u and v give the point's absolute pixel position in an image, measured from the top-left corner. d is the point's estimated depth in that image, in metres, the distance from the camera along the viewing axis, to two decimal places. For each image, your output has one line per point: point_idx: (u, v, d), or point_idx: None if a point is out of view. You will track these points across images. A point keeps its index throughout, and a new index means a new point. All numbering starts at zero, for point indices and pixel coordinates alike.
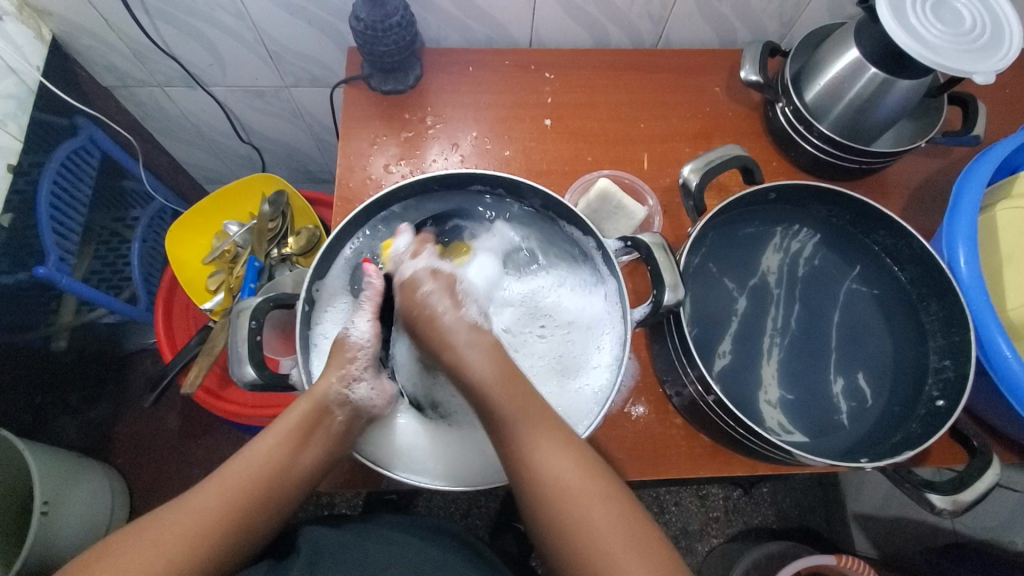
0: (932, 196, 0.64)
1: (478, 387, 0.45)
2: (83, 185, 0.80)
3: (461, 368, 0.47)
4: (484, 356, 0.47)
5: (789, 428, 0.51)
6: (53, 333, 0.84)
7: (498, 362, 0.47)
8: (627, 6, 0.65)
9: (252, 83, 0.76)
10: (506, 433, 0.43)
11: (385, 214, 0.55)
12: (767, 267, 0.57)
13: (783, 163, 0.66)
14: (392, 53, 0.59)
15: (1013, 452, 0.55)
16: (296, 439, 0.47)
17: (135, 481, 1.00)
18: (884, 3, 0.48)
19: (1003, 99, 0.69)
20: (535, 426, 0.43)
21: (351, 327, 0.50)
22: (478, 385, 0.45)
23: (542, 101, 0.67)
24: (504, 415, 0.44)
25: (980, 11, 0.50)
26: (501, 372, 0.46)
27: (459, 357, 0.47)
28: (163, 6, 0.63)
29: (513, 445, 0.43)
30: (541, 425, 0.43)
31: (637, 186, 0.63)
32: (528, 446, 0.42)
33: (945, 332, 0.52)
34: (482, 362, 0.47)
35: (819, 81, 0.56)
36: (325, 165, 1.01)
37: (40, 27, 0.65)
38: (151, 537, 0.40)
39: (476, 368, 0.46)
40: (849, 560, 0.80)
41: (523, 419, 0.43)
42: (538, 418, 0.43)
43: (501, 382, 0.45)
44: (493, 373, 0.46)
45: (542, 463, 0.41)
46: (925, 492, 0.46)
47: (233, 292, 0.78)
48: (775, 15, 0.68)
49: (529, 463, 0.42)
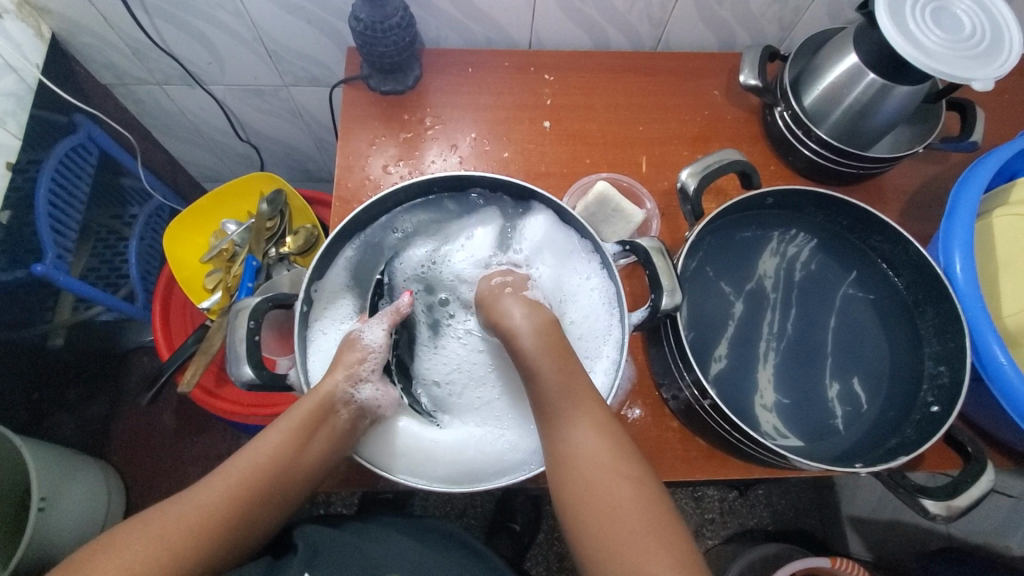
0: (929, 201, 0.65)
1: (530, 359, 0.47)
2: (81, 182, 0.80)
3: (516, 337, 0.48)
4: (536, 326, 0.48)
5: (784, 432, 0.51)
6: (51, 330, 0.84)
7: (547, 337, 0.48)
8: (626, 8, 0.65)
9: (251, 81, 0.76)
10: (557, 420, 0.44)
11: (387, 219, 0.55)
12: (764, 272, 0.57)
13: (781, 167, 0.66)
14: (391, 54, 0.59)
15: (1007, 457, 0.55)
16: (301, 437, 0.46)
17: (131, 478, 1.00)
18: (884, 8, 0.48)
19: (1001, 105, 0.69)
20: (584, 416, 0.44)
21: (364, 330, 0.50)
22: (532, 366, 0.46)
23: (542, 103, 0.67)
24: (557, 402, 0.45)
25: (980, 18, 0.50)
26: (549, 349, 0.47)
27: (515, 327, 0.48)
28: (163, 5, 0.62)
29: (555, 428, 0.44)
30: (584, 411, 0.44)
31: (636, 189, 0.63)
32: (568, 429, 0.43)
33: (941, 338, 0.52)
34: (534, 336, 0.48)
35: (819, 85, 0.56)
36: (323, 164, 1.00)
37: (40, 25, 0.65)
38: (156, 530, 0.40)
39: (528, 340, 0.47)
40: (843, 562, 0.80)
41: (577, 410, 0.44)
42: (588, 410, 0.44)
43: (553, 365, 0.46)
44: (540, 348, 0.47)
45: (581, 446, 0.43)
46: (919, 497, 0.46)
47: (231, 291, 0.77)
48: (775, 19, 0.68)
49: (569, 446, 0.43)
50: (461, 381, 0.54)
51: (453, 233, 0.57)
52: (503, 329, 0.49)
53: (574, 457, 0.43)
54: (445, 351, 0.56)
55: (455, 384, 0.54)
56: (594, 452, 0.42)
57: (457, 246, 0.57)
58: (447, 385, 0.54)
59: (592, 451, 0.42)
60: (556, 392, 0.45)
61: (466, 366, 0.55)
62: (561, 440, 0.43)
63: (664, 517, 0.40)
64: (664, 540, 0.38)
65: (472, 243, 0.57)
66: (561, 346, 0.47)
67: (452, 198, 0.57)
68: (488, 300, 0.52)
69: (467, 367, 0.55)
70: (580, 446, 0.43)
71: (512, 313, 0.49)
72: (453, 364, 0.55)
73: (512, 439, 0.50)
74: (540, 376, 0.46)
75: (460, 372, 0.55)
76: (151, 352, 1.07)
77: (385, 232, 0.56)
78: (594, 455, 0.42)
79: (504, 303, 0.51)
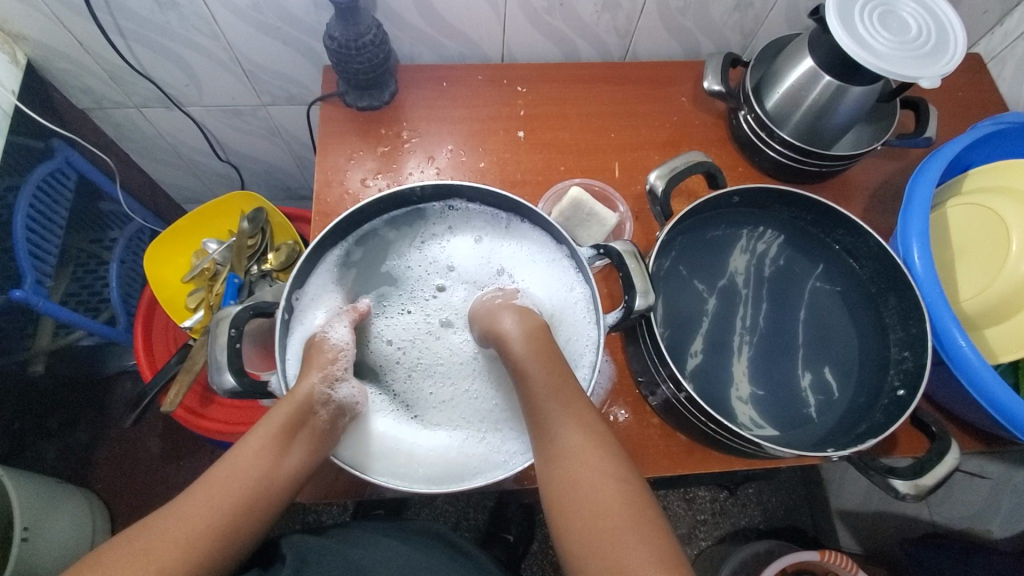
0: (891, 196, 0.67)
1: (520, 363, 0.48)
2: (60, 207, 0.80)
3: (505, 341, 0.50)
4: (525, 331, 0.50)
5: (760, 423, 0.53)
6: (31, 358, 0.83)
7: (535, 342, 0.50)
8: (593, 21, 0.67)
9: (228, 102, 0.77)
10: (546, 422, 0.45)
11: (388, 217, 0.57)
12: (734, 268, 0.59)
13: (748, 168, 0.68)
14: (366, 70, 0.61)
15: (972, 437, 0.57)
16: (280, 444, 0.46)
17: (117, 507, 0.98)
18: (833, 14, 0.50)
19: (952, 103, 0.72)
20: (573, 417, 0.45)
21: (330, 330, 0.52)
22: (521, 370, 0.48)
23: (515, 113, 0.69)
24: (547, 402, 0.46)
25: (925, 19, 0.53)
26: (538, 355, 0.49)
27: (506, 331, 0.50)
28: (139, 28, 0.64)
29: (546, 429, 0.45)
30: (572, 412, 0.45)
31: (608, 193, 0.65)
32: (557, 429, 0.45)
33: (904, 324, 0.54)
34: (524, 341, 0.49)
35: (778, 89, 0.59)
36: (304, 181, 1.01)
37: (15, 52, 0.65)
38: (142, 544, 0.40)
39: (517, 344, 0.49)
40: (833, 555, 0.80)
41: (566, 411, 0.45)
42: (577, 411, 0.45)
43: (542, 369, 0.48)
44: (529, 352, 0.49)
45: (569, 445, 0.44)
46: (889, 478, 0.47)
47: (214, 309, 0.77)
48: (736, 28, 0.70)
49: (558, 446, 0.44)
50: (412, 355, 0.56)
51: (440, 229, 0.58)
52: (493, 332, 0.51)
53: (562, 456, 0.44)
54: (405, 318, 0.57)
55: (403, 353, 0.56)
56: (581, 451, 0.43)
57: (442, 239, 0.58)
58: (396, 349, 0.56)
59: (579, 451, 0.43)
60: (545, 394, 0.46)
61: (421, 340, 0.57)
62: (550, 441, 0.45)
63: (648, 515, 0.40)
64: (646, 536, 0.39)
65: (457, 244, 0.58)
66: (549, 351, 0.49)
67: (464, 204, 0.57)
68: (482, 313, 0.54)
69: (419, 344, 0.56)
70: (568, 446, 0.44)
71: (504, 319, 0.51)
72: (408, 334, 0.57)
73: (492, 443, 0.52)
74: (530, 379, 0.48)
75: (418, 347, 0.56)
76: (135, 376, 1.06)
77: (392, 239, 0.57)
78: (581, 455, 0.43)
79: (497, 312, 0.53)
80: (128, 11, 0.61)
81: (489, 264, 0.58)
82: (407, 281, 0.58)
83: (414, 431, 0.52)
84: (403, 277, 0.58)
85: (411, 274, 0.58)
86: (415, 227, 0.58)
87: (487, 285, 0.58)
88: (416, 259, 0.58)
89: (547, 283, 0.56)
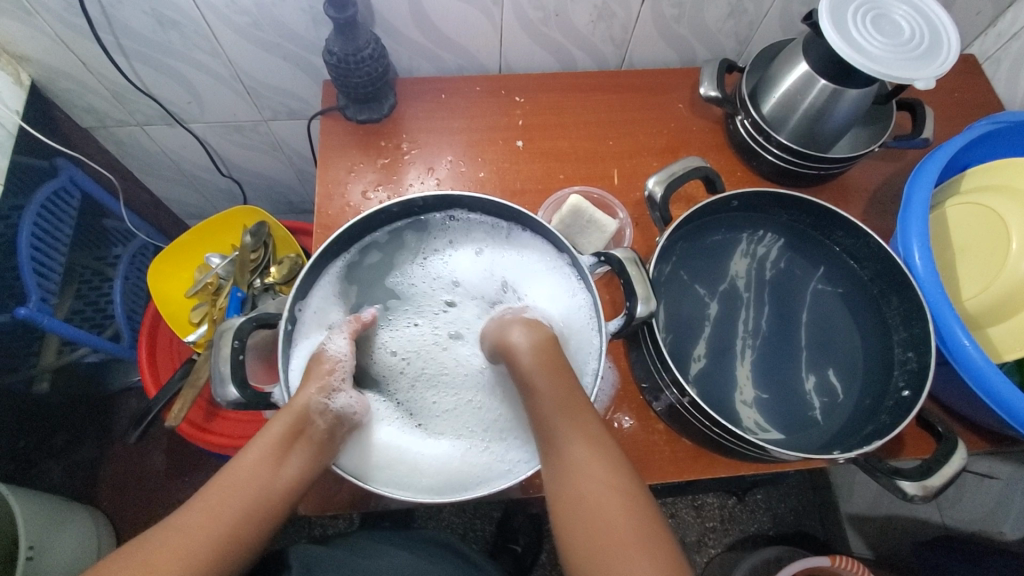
0: (889, 198, 0.67)
1: (525, 373, 0.48)
2: (65, 225, 0.81)
3: (515, 353, 0.50)
4: (535, 343, 0.50)
5: (765, 427, 0.53)
6: (35, 375, 0.83)
7: (545, 354, 0.49)
8: (589, 30, 0.68)
9: (230, 118, 0.78)
10: (552, 434, 0.45)
11: (391, 228, 0.57)
12: (735, 272, 0.59)
13: (748, 172, 0.69)
14: (366, 84, 0.61)
15: (979, 437, 0.57)
16: (277, 455, 0.46)
17: (122, 526, 0.98)
18: (827, 19, 0.51)
19: (948, 103, 0.73)
20: (578, 430, 0.44)
21: (329, 342, 0.52)
22: (528, 382, 0.48)
23: (514, 123, 0.69)
24: (553, 415, 0.46)
25: (918, 21, 0.53)
26: (541, 365, 0.48)
27: (513, 344, 0.51)
28: (141, 48, 0.65)
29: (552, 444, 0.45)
30: (578, 424, 0.45)
31: (607, 200, 0.66)
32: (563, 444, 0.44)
33: (907, 325, 0.54)
34: (531, 353, 0.49)
35: (774, 94, 0.59)
36: (305, 195, 1.02)
37: (19, 73, 0.66)
38: (142, 556, 0.39)
39: (523, 357, 0.49)
40: (843, 560, 0.78)
41: (572, 423, 0.45)
42: (582, 423, 0.45)
43: (547, 380, 0.47)
44: (535, 364, 0.48)
45: (575, 459, 0.43)
46: (896, 480, 0.47)
47: (217, 323, 0.78)
48: (731, 34, 0.71)
49: (564, 459, 0.44)
50: (416, 364, 0.57)
51: (441, 243, 0.59)
52: (503, 345, 0.52)
53: (568, 469, 0.43)
54: (412, 330, 0.58)
55: (409, 364, 0.57)
56: (587, 464, 0.43)
57: (444, 253, 0.59)
58: (401, 360, 0.57)
59: (585, 465, 0.43)
60: (552, 407, 0.46)
61: (428, 351, 0.57)
62: (557, 455, 0.44)
63: (651, 529, 0.40)
64: (648, 550, 0.39)
65: (461, 254, 0.59)
66: (559, 363, 0.49)
67: (464, 216, 0.57)
68: (493, 329, 0.54)
69: (426, 355, 0.57)
70: (574, 459, 0.43)
71: (512, 331, 0.52)
72: (414, 345, 0.58)
73: (494, 453, 0.52)
74: (535, 390, 0.47)
75: (423, 356, 0.57)
76: (140, 392, 1.06)
77: (394, 249, 0.58)
78: (587, 468, 0.43)
79: (506, 326, 0.53)
80: (129, 31, 0.62)
81: (492, 276, 0.59)
82: (414, 294, 0.59)
83: (417, 441, 0.53)
84: (406, 291, 0.59)
85: (415, 288, 0.59)
86: (420, 241, 0.58)
87: (497, 301, 0.59)
88: (419, 274, 0.58)
89: (549, 294, 0.56)
